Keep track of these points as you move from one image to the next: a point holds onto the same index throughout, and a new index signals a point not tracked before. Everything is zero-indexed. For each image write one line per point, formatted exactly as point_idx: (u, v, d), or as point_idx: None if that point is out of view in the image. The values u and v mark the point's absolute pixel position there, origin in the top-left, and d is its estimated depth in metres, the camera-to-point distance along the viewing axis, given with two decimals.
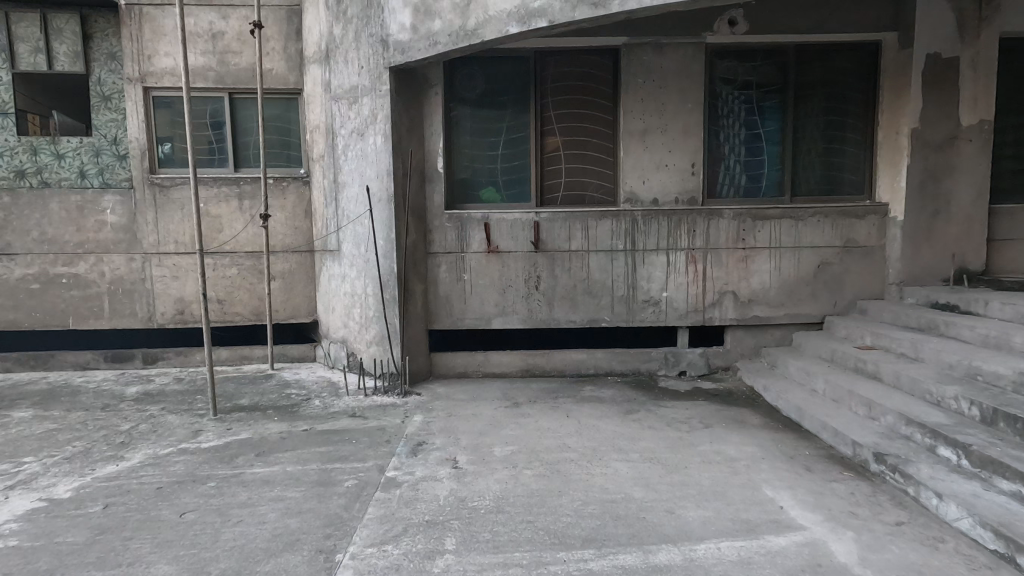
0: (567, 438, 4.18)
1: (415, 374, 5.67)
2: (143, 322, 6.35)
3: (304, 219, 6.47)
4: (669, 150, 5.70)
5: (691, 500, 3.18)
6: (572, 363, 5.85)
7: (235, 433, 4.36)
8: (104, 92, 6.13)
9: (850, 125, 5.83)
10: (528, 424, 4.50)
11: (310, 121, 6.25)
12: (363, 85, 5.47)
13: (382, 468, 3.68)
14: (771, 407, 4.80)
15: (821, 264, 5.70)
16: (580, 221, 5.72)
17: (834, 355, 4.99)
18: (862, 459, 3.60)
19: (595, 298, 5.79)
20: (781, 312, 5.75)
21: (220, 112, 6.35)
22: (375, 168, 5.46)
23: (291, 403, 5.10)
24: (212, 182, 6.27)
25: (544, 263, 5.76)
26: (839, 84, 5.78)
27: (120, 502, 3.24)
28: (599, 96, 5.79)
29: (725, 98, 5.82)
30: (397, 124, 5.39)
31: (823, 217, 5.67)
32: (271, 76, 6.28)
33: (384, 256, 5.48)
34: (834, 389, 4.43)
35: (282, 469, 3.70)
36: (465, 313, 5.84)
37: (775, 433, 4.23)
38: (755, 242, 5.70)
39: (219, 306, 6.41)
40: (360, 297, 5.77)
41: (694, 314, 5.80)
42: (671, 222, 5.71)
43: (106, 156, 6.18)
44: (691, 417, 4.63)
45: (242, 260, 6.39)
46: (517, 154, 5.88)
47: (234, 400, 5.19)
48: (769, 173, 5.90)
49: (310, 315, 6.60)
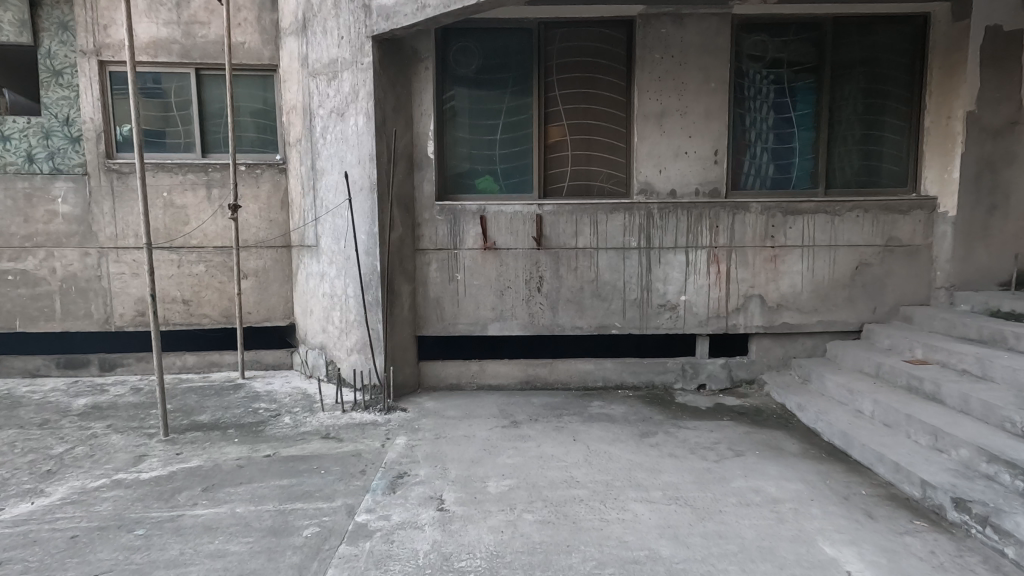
0: (574, 470, 3.54)
1: (402, 386, 5.03)
2: (99, 324, 5.69)
3: (280, 211, 5.81)
4: (689, 135, 5.05)
5: (733, 562, 2.55)
6: (578, 375, 5.21)
7: (184, 460, 3.72)
8: (54, 66, 5.44)
9: (891, 109, 5.18)
10: (529, 450, 3.85)
11: (286, 101, 5.60)
12: (344, 58, 4.83)
13: (352, 511, 3.03)
14: (810, 431, 4.15)
15: (859, 265, 5.06)
16: (589, 215, 5.07)
17: (880, 371, 4.35)
18: (935, 506, 2.97)
19: (604, 302, 5.15)
20: (813, 319, 5.11)
21: (186, 90, 5.68)
22: (356, 152, 4.82)
23: (258, 420, 4.44)
24: (176, 169, 5.60)
25: (548, 262, 5.11)
26: (881, 62, 5.13)
27: (17, 559, 2.60)
28: (611, 74, 5.13)
29: (752, 77, 5.16)
30: (381, 102, 4.73)
31: (863, 212, 5.02)
32: (243, 50, 5.61)
33: (366, 253, 4.85)
34: (886, 412, 3.81)
35: (230, 511, 3.04)
36: (458, 318, 5.19)
37: (820, 464, 3.60)
38: (786, 240, 5.05)
39: (184, 306, 5.76)
40: (340, 299, 5.13)
41: (716, 321, 5.16)
42: (690, 216, 5.07)
43: (57, 138, 5.50)
44: (717, 442, 3.99)
45: (211, 256, 5.73)
46: (517, 139, 5.21)
47: (191, 417, 4.54)
48: (801, 162, 5.25)
49: (287, 317, 5.94)
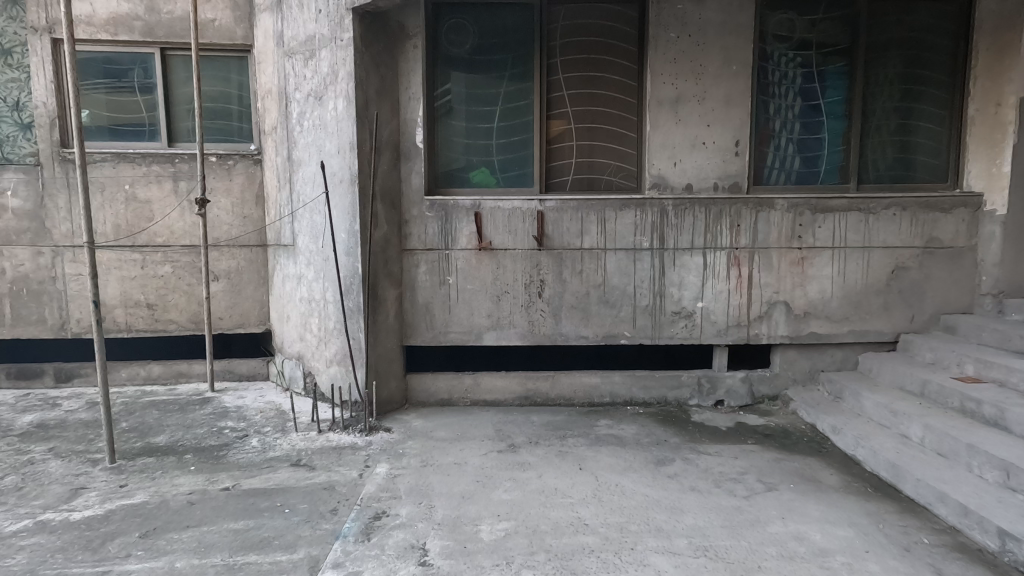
0: (582, 509, 3.03)
1: (386, 403, 4.51)
2: (54, 331, 5.16)
3: (255, 207, 5.28)
4: (707, 123, 4.53)
5: None
6: (582, 390, 4.69)
7: (126, 495, 3.18)
8: (2, 45, 4.90)
9: (930, 96, 4.68)
10: (528, 483, 3.33)
11: (261, 84, 5.07)
12: (322, 34, 4.32)
13: (316, 566, 2.52)
14: (848, 459, 3.64)
15: (896, 269, 4.56)
16: (596, 212, 4.56)
17: (926, 390, 3.85)
18: (1020, 563, 2.47)
19: (613, 309, 4.64)
20: (844, 328, 4.60)
21: (151, 72, 5.16)
22: (336, 141, 4.32)
23: (221, 443, 3.91)
24: (139, 160, 5.08)
25: (550, 264, 4.60)
26: (919, 44, 4.63)
27: None
28: (621, 55, 4.61)
29: (778, 60, 4.64)
30: (363, 84, 4.22)
31: (901, 210, 4.53)
32: (212, 28, 5.07)
33: (346, 254, 4.35)
34: (941, 440, 3.30)
35: (167, 568, 2.52)
36: (450, 327, 4.66)
37: (868, 502, 3.09)
38: (814, 241, 4.55)
39: (149, 312, 5.23)
40: (319, 305, 4.62)
41: (736, 330, 4.64)
42: (708, 214, 4.56)
43: (6, 124, 4.97)
44: (745, 471, 3.49)
45: (178, 256, 5.21)
46: (516, 127, 4.69)
47: (146, 438, 4.01)
48: (830, 155, 4.74)
49: (262, 324, 5.41)
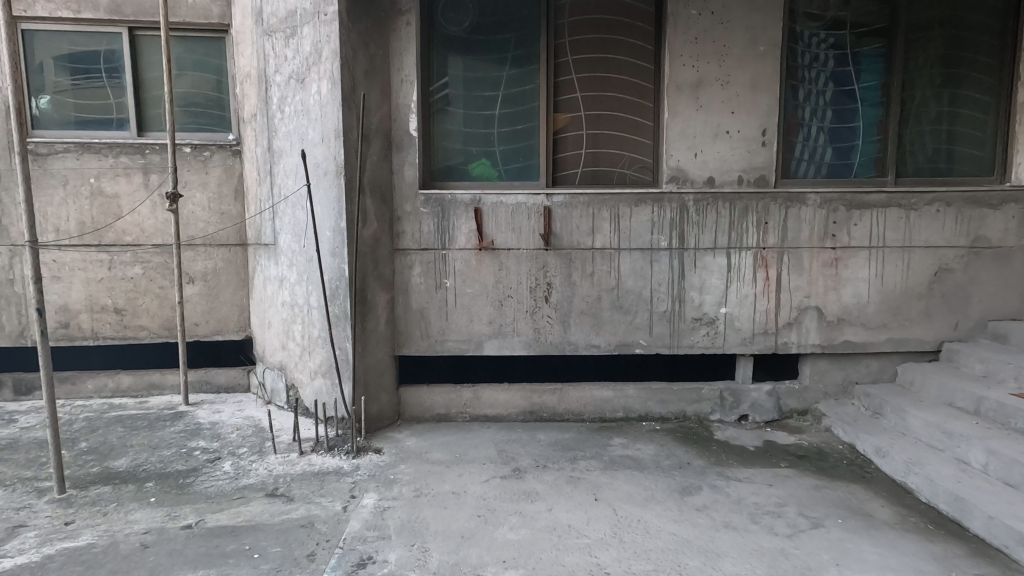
0: (601, 552, 2.59)
1: (377, 419, 4.07)
2: (13, 339, 4.70)
3: (233, 202, 4.83)
4: (731, 110, 4.10)
5: None
6: (593, 404, 4.26)
7: (69, 536, 2.73)
8: None
9: (975, 81, 4.25)
10: (537, 518, 2.89)
11: (240, 68, 4.61)
12: (304, 8, 3.87)
13: None
14: (898, 486, 3.22)
15: (938, 272, 4.14)
16: (609, 208, 4.13)
17: (982, 407, 3.43)
18: None
19: (627, 315, 4.21)
20: (881, 336, 4.18)
21: (118, 54, 4.69)
22: (320, 128, 3.88)
23: (189, 468, 3.47)
24: (106, 150, 4.62)
25: (559, 266, 4.16)
26: (962, 23, 4.20)
27: None
28: (636, 35, 4.17)
29: (808, 41, 4.21)
30: (350, 64, 3.77)
31: (945, 207, 4.10)
32: (185, 6, 4.61)
33: (332, 255, 3.91)
34: (1011, 469, 2.88)
35: None
36: (447, 335, 4.22)
37: (932, 542, 2.67)
38: (849, 241, 4.12)
39: (117, 318, 4.77)
40: (302, 311, 4.18)
41: (763, 339, 4.22)
42: (733, 210, 4.13)
43: None
44: (784, 502, 3.06)
45: (149, 256, 4.76)
46: (521, 114, 4.24)
47: (105, 462, 3.56)
48: (864, 146, 4.32)
49: (242, 330, 4.96)
